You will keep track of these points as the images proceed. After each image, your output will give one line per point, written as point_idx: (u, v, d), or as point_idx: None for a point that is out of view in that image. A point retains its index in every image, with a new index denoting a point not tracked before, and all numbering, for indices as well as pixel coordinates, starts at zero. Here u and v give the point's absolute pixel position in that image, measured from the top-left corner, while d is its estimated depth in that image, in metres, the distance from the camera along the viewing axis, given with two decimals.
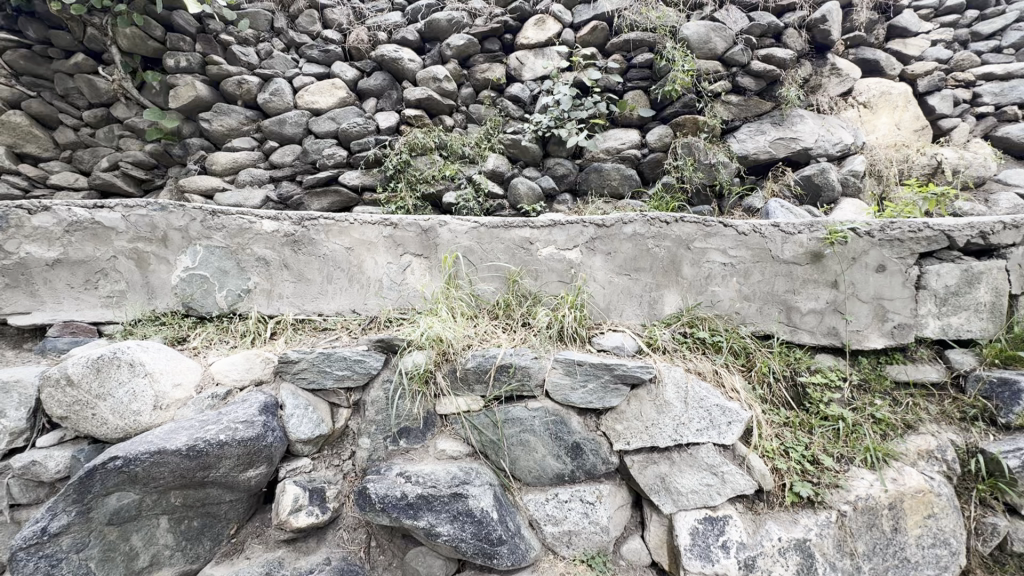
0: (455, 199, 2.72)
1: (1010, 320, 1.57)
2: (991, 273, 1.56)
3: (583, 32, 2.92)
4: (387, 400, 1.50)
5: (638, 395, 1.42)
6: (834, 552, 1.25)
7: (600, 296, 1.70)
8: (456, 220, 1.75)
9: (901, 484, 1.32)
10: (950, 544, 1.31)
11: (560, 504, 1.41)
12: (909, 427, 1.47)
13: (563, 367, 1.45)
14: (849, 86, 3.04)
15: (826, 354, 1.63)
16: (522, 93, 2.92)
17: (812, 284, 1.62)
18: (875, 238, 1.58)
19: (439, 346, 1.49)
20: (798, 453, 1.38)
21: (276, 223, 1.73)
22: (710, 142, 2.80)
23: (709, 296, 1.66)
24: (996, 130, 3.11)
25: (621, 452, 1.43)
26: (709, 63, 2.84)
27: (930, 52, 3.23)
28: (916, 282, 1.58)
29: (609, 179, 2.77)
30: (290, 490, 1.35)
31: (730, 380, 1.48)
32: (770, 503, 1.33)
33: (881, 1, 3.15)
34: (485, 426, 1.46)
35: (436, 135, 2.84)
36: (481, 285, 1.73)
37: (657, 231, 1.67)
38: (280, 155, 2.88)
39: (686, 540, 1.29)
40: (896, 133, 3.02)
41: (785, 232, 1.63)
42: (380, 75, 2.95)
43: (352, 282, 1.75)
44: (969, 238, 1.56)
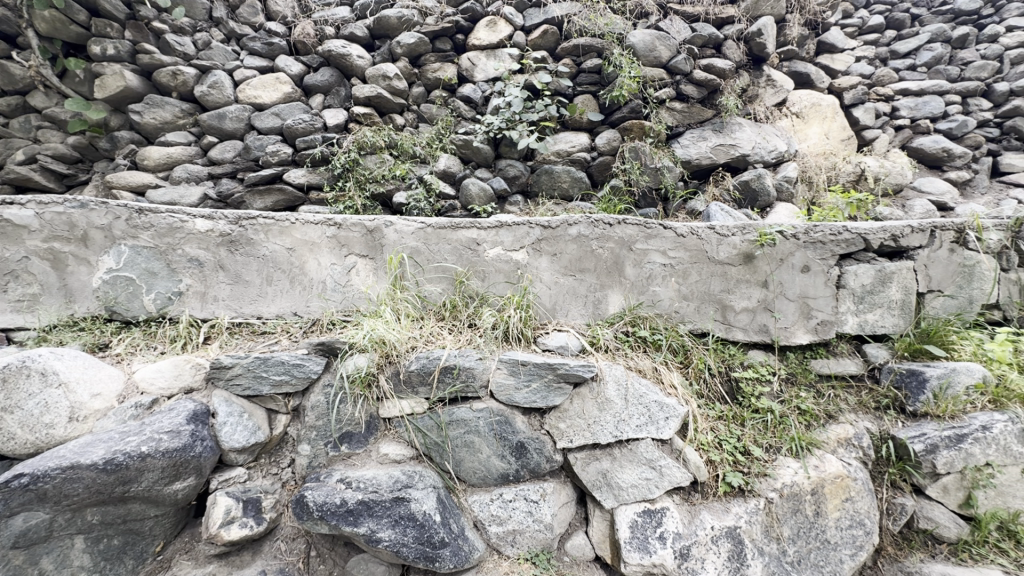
0: (405, 199, 2.68)
1: (918, 317, 1.73)
2: (901, 273, 1.71)
3: (534, 35, 2.95)
4: (327, 405, 1.45)
5: (581, 393, 1.45)
6: (761, 538, 1.32)
7: (546, 296, 1.72)
8: (402, 220, 1.73)
9: (822, 471, 1.41)
10: (865, 525, 1.40)
11: (504, 503, 1.42)
12: (831, 417, 1.57)
13: (507, 367, 1.46)
14: (783, 96, 3.22)
15: (758, 350, 1.71)
16: (473, 94, 2.92)
17: (744, 283, 1.70)
18: (800, 240, 1.68)
19: (382, 348, 1.46)
20: (731, 445, 1.44)
21: (210, 222, 1.65)
22: (655, 147, 2.89)
23: (650, 296, 1.72)
24: (912, 141, 3.38)
25: (565, 450, 1.45)
26: (654, 70, 2.93)
27: (855, 68, 3.48)
28: (837, 281, 1.69)
29: (559, 181, 2.80)
30: (221, 502, 1.29)
31: (668, 377, 1.53)
32: (704, 493, 1.39)
33: (811, 18, 3.36)
34: (429, 429, 1.44)
35: (386, 133, 2.79)
36: (428, 287, 1.71)
37: (601, 232, 1.71)
38: (219, 151, 2.75)
39: (626, 534, 1.33)
40: (824, 142, 3.23)
41: (719, 234, 1.71)
42: (327, 71, 2.87)
43: (294, 284, 1.69)
44: (883, 241, 1.70)
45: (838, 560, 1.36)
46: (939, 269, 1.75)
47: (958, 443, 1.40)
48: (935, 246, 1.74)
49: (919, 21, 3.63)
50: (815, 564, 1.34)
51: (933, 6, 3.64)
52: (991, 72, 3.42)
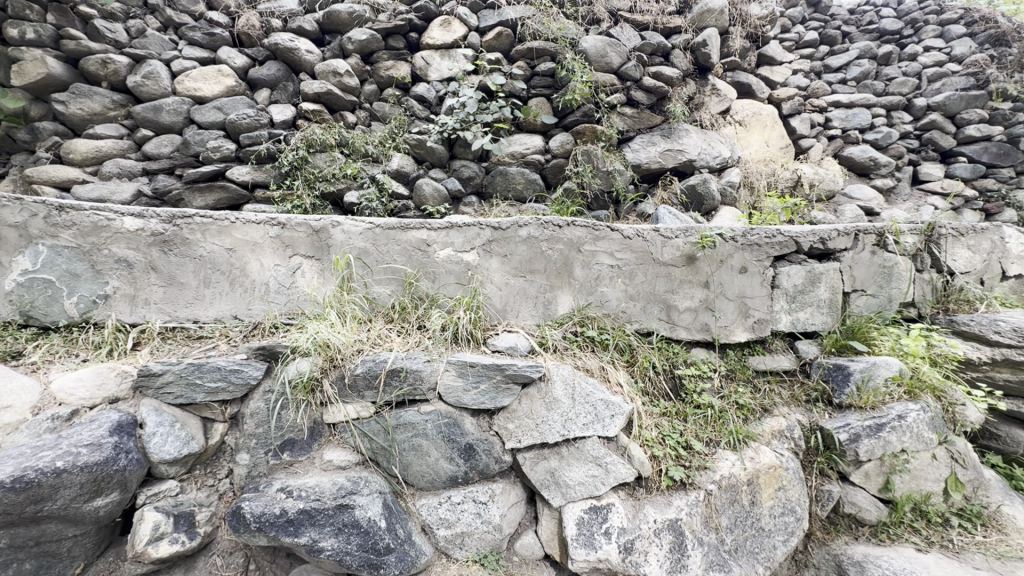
0: (357, 199, 2.62)
1: (844, 315, 1.86)
2: (829, 274, 1.83)
3: (488, 37, 2.95)
4: (267, 412, 1.40)
5: (529, 394, 1.46)
6: (701, 528, 1.37)
7: (497, 297, 1.72)
8: (350, 220, 1.69)
9: (757, 462, 1.48)
10: (795, 512, 1.48)
11: (453, 506, 1.41)
12: (766, 410, 1.65)
13: (456, 368, 1.45)
14: (727, 105, 3.37)
15: (700, 348, 1.78)
16: (427, 93, 2.89)
17: (687, 284, 1.77)
18: (738, 242, 1.77)
19: (326, 352, 1.42)
20: (673, 440, 1.50)
21: (140, 220, 1.55)
22: (607, 151, 2.95)
23: (598, 296, 1.75)
24: (843, 150, 3.61)
25: (513, 450, 1.45)
26: (605, 76, 3.00)
27: (792, 80, 3.68)
28: (771, 282, 1.79)
29: (513, 183, 2.81)
30: (149, 518, 1.22)
31: (615, 375, 1.57)
32: (648, 488, 1.43)
33: (752, 31, 3.53)
34: (375, 433, 1.42)
35: (336, 131, 2.72)
36: (376, 288, 1.68)
37: (550, 234, 1.73)
38: (155, 145, 2.59)
39: (573, 531, 1.35)
40: (764, 149, 3.41)
41: (663, 236, 1.76)
42: (274, 65, 2.77)
43: (234, 286, 1.62)
44: (812, 244, 1.82)
45: (771, 546, 1.43)
46: (862, 270, 1.89)
47: (877, 432, 1.50)
48: (858, 248, 1.88)
49: (849, 37, 3.88)
50: (751, 551, 1.40)
51: (862, 24, 3.90)
52: (911, 88, 3.71)
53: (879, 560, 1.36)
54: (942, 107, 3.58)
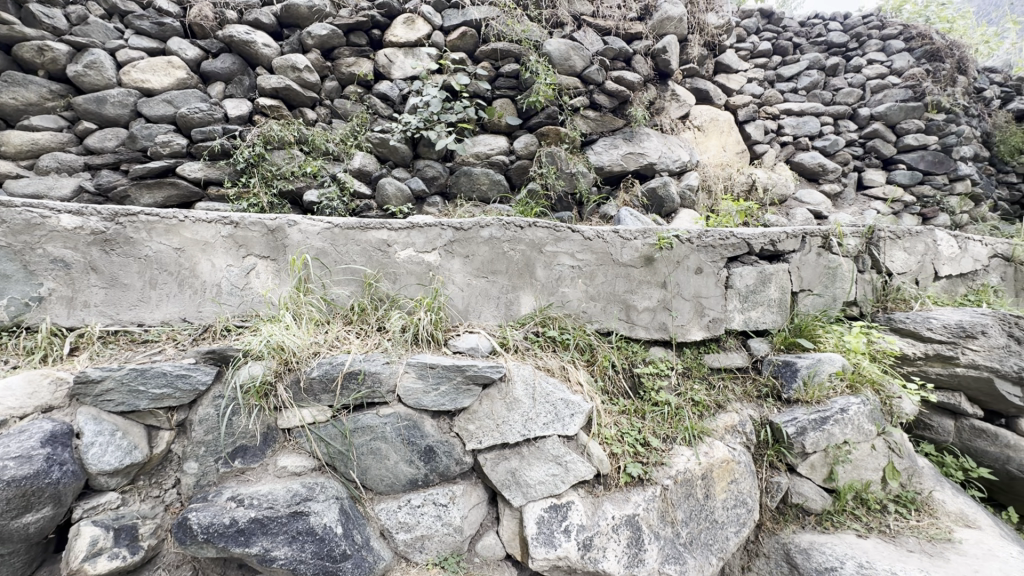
0: (317, 198, 2.56)
1: (792, 313, 1.96)
2: (778, 274, 1.92)
3: (452, 36, 2.94)
4: (218, 418, 1.35)
5: (490, 395, 1.46)
6: (658, 523, 1.40)
7: (459, 298, 1.71)
8: (308, 220, 1.64)
9: (710, 456, 1.53)
10: (746, 503, 1.54)
11: (413, 509, 1.39)
12: (720, 407, 1.71)
13: (415, 370, 1.43)
14: (686, 110, 3.47)
15: (658, 347, 1.83)
16: (390, 92, 2.86)
17: (645, 284, 1.81)
18: (694, 244, 1.83)
19: (280, 355, 1.38)
20: (631, 437, 1.53)
21: (79, 218, 1.44)
22: (571, 153, 2.99)
23: (560, 296, 1.77)
24: (795, 156, 3.77)
25: (474, 451, 1.45)
26: (569, 79, 3.03)
27: (747, 88, 3.82)
28: (725, 282, 1.87)
29: (478, 184, 2.80)
30: (86, 532, 1.16)
31: (575, 374, 1.59)
32: (607, 485, 1.46)
33: (710, 39, 3.65)
34: (332, 437, 1.39)
35: (295, 128, 2.65)
36: (335, 290, 1.64)
37: (512, 235, 1.73)
38: (98, 139, 2.46)
39: (533, 530, 1.36)
40: (721, 154, 3.53)
41: (623, 238, 1.80)
42: (228, 58, 2.66)
43: (183, 287, 1.55)
44: (762, 245, 1.90)
45: (724, 537, 1.48)
46: (809, 271, 1.99)
47: (822, 425, 1.57)
48: (805, 250, 1.98)
49: (800, 49, 4.06)
50: (705, 543, 1.44)
51: (811, 37, 4.09)
52: (856, 98, 3.91)
53: (824, 547, 1.43)
54: (884, 117, 3.80)
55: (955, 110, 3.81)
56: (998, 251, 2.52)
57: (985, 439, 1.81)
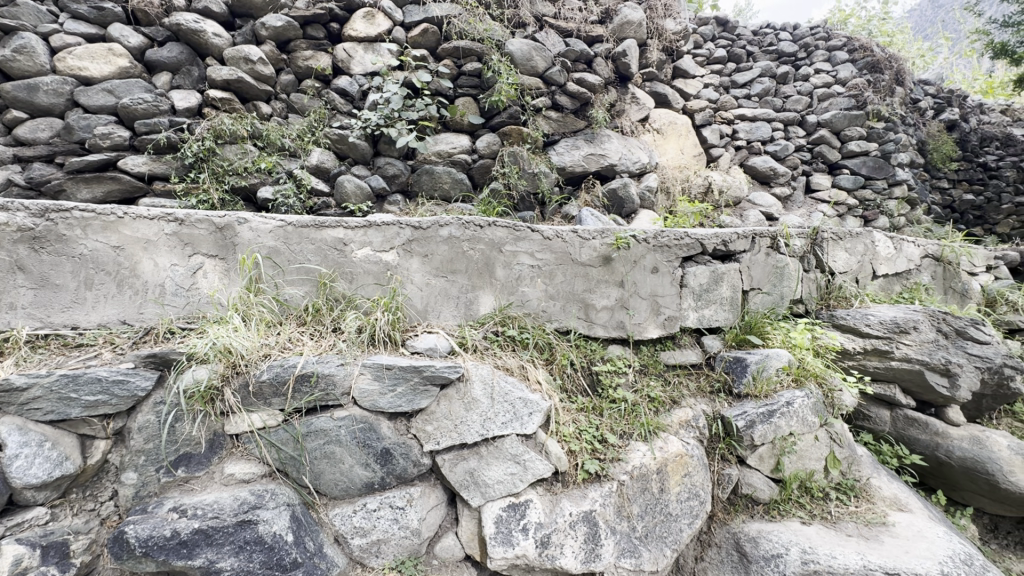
0: (271, 194, 2.47)
1: (743, 311, 2.04)
2: (729, 274, 1.99)
3: (414, 33, 2.90)
4: (159, 425, 1.28)
5: (448, 395, 1.45)
6: (614, 518, 1.42)
7: (417, 298, 1.69)
8: (259, 218, 1.58)
9: (665, 451, 1.56)
10: (699, 496, 1.58)
11: (369, 514, 1.36)
12: (675, 402, 1.76)
13: (371, 372, 1.40)
14: (646, 113, 3.55)
15: (616, 345, 1.87)
16: (349, 87, 2.79)
17: (603, 283, 1.84)
18: (650, 244, 1.87)
19: (227, 358, 1.33)
20: (589, 434, 1.55)
21: (2, 212, 1.33)
22: (533, 153, 3.00)
23: (519, 296, 1.78)
24: (748, 160, 3.92)
25: (433, 452, 1.44)
26: (531, 79, 3.04)
27: (704, 93, 3.95)
28: (680, 281, 1.92)
29: (440, 182, 2.78)
30: (9, 551, 1.08)
31: (535, 373, 1.60)
32: (565, 482, 1.47)
33: (668, 45, 3.75)
34: (284, 442, 1.35)
35: (248, 122, 2.55)
36: (288, 290, 1.59)
37: (471, 234, 1.72)
38: (30, 129, 2.30)
39: (491, 530, 1.35)
40: (679, 157, 3.63)
41: (582, 237, 1.82)
42: (176, 46, 2.53)
43: (123, 287, 1.46)
44: (715, 246, 1.97)
45: (678, 529, 1.52)
46: (758, 270, 2.07)
47: (769, 418, 1.64)
48: (755, 251, 2.06)
49: (753, 56, 4.22)
50: (659, 536, 1.48)
51: (763, 45, 4.26)
52: (804, 106, 4.10)
53: (770, 535, 1.49)
54: (829, 124, 4.00)
55: (893, 119, 4.05)
56: (930, 252, 2.69)
57: (917, 429, 1.94)
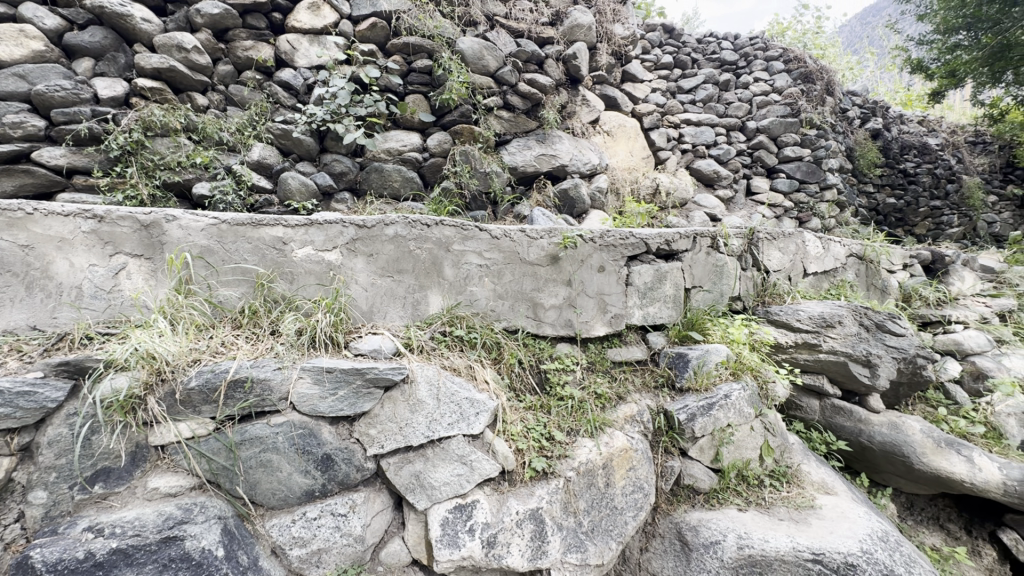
0: (208, 191, 2.35)
1: (685, 308, 2.11)
2: (672, 272, 2.06)
3: (361, 27, 2.83)
4: (73, 438, 1.18)
5: (392, 397, 1.42)
6: (561, 514, 1.44)
7: (363, 299, 1.64)
8: (189, 215, 1.48)
9: (611, 446, 1.59)
10: (644, 489, 1.62)
11: (308, 523, 1.31)
12: (620, 398, 1.80)
13: (310, 375, 1.35)
14: (596, 115, 3.62)
15: (564, 343, 1.90)
16: (293, 80, 2.68)
17: (551, 282, 1.86)
18: (596, 244, 1.91)
19: (151, 364, 1.24)
20: (537, 432, 1.57)
21: None
22: (484, 152, 2.99)
23: (468, 295, 1.76)
24: (693, 163, 4.08)
25: (377, 456, 1.41)
26: (482, 78, 3.02)
27: (652, 97, 4.07)
28: (626, 280, 1.97)
29: (389, 180, 2.73)
30: None
31: (482, 373, 1.60)
32: (513, 481, 1.47)
33: (617, 50, 3.84)
34: (215, 452, 1.27)
35: (181, 114, 2.40)
36: (222, 291, 1.51)
37: (418, 233, 1.69)
38: None
39: (437, 532, 1.34)
40: (628, 159, 3.73)
41: (530, 237, 1.83)
42: (99, 31, 2.35)
43: (31, 290, 1.32)
44: (658, 245, 2.04)
45: (624, 522, 1.55)
46: (699, 268, 2.16)
47: (709, 410, 1.71)
48: (696, 250, 2.15)
49: (698, 64, 4.38)
50: (605, 529, 1.50)
51: (707, 53, 4.44)
52: (744, 112, 4.30)
53: (710, 523, 1.55)
54: (767, 130, 4.22)
55: (824, 127, 4.31)
56: (854, 251, 2.89)
57: (843, 416, 2.09)
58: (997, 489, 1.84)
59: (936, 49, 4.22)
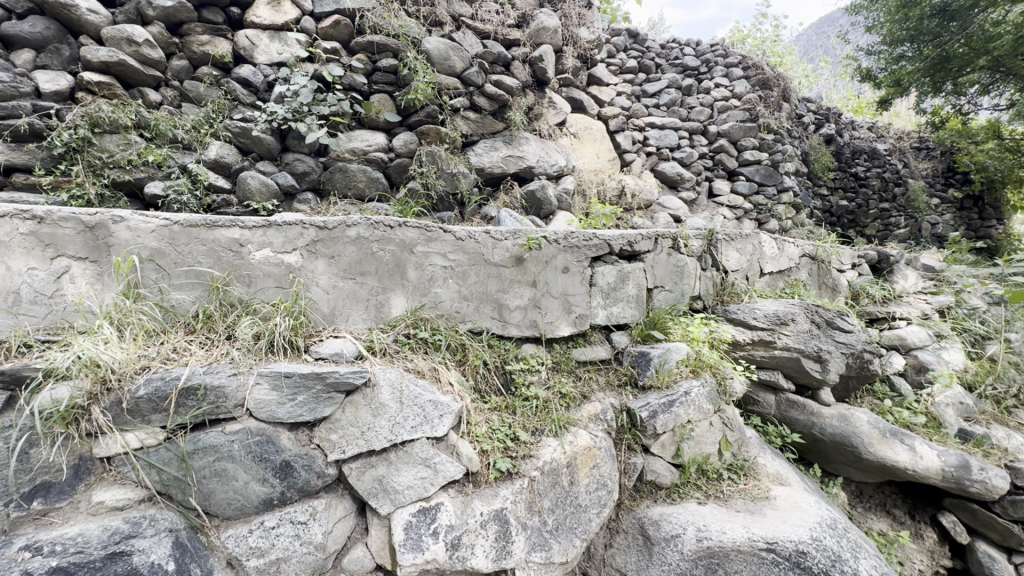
0: (161, 190, 2.26)
1: (648, 308, 2.16)
2: (634, 273, 2.11)
3: (324, 24, 2.77)
4: (8, 453, 1.11)
5: (354, 401, 1.40)
6: (525, 514, 1.45)
7: (324, 302, 1.61)
8: (138, 216, 1.42)
9: (575, 445, 1.61)
10: (607, 486, 1.65)
11: (267, 532, 1.28)
12: (585, 397, 1.82)
13: (268, 381, 1.32)
14: (562, 118, 3.67)
15: (530, 344, 1.91)
16: (253, 77, 2.61)
17: (516, 283, 1.87)
18: (560, 245, 1.93)
19: (94, 372, 1.19)
20: (502, 433, 1.57)
21: None
22: (451, 153, 2.97)
23: (432, 297, 1.75)
24: (658, 165, 4.16)
25: (338, 461, 1.38)
26: (448, 79, 3.01)
27: (617, 100, 4.14)
28: (590, 281, 2.01)
29: (354, 181, 2.68)
30: None
31: (446, 375, 1.60)
32: (477, 482, 1.47)
33: (582, 53, 3.88)
34: (166, 462, 1.23)
35: (131, 110, 2.30)
36: (174, 295, 1.46)
37: (381, 235, 1.67)
38: None
39: (400, 536, 1.33)
40: (594, 161, 3.78)
41: (494, 238, 1.83)
42: (40, 21, 2.22)
43: None
44: (621, 246, 2.08)
45: (588, 519, 1.57)
46: (660, 269, 2.21)
47: (670, 407, 1.75)
48: (658, 251, 2.20)
49: (661, 68, 4.48)
50: (569, 527, 1.52)
51: (670, 58, 4.54)
52: (706, 117, 4.43)
53: (671, 517, 1.59)
54: (728, 134, 4.35)
55: (781, 131, 4.48)
56: (806, 251, 3.03)
57: (797, 410, 2.18)
58: (937, 475, 1.98)
59: (883, 59, 4.46)
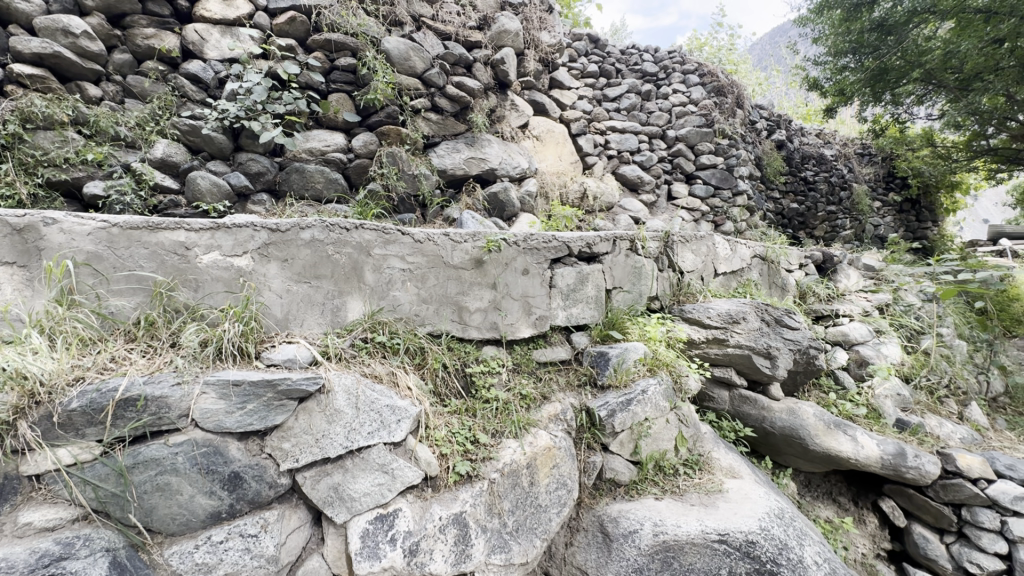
0: (102, 190, 2.14)
1: (607, 309, 2.20)
2: (593, 274, 2.15)
3: (279, 20, 2.69)
4: None
5: (308, 408, 1.37)
6: (484, 516, 1.45)
7: (277, 306, 1.56)
8: (73, 218, 1.34)
9: (534, 445, 1.62)
10: (567, 485, 1.67)
11: (214, 547, 1.22)
12: (545, 398, 1.84)
13: (215, 390, 1.28)
14: (524, 121, 3.70)
15: (491, 346, 1.91)
16: (202, 73, 2.50)
17: (476, 286, 1.87)
18: (520, 247, 1.94)
19: (21, 386, 1.12)
20: (462, 436, 1.57)
21: None
22: (412, 154, 2.95)
23: (391, 300, 1.73)
24: (619, 168, 4.24)
25: (292, 471, 1.34)
26: (409, 79, 2.97)
27: (579, 104, 4.20)
28: (550, 282, 2.03)
29: (311, 182, 2.62)
30: None
31: (405, 379, 1.59)
32: (436, 486, 1.46)
33: (544, 56, 3.92)
34: (103, 478, 1.16)
35: (68, 105, 2.17)
36: (113, 301, 1.38)
37: (337, 237, 1.63)
38: None
39: (357, 545, 1.30)
40: (556, 164, 3.83)
41: (453, 240, 1.82)
42: None
43: None
44: (580, 248, 2.11)
45: (548, 519, 1.58)
46: (618, 270, 2.26)
47: (627, 405, 1.79)
48: (615, 252, 2.24)
49: (621, 74, 4.58)
50: (530, 527, 1.53)
51: (630, 64, 4.64)
52: (664, 122, 4.55)
53: (629, 513, 1.62)
54: (685, 138, 4.48)
55: (734, 137, 4.63)
56: (758, 253, 3.15)
57: (749, 405, 2.26)
58: (876, 462, 2.11)
59: (829, 69, 4.66)
